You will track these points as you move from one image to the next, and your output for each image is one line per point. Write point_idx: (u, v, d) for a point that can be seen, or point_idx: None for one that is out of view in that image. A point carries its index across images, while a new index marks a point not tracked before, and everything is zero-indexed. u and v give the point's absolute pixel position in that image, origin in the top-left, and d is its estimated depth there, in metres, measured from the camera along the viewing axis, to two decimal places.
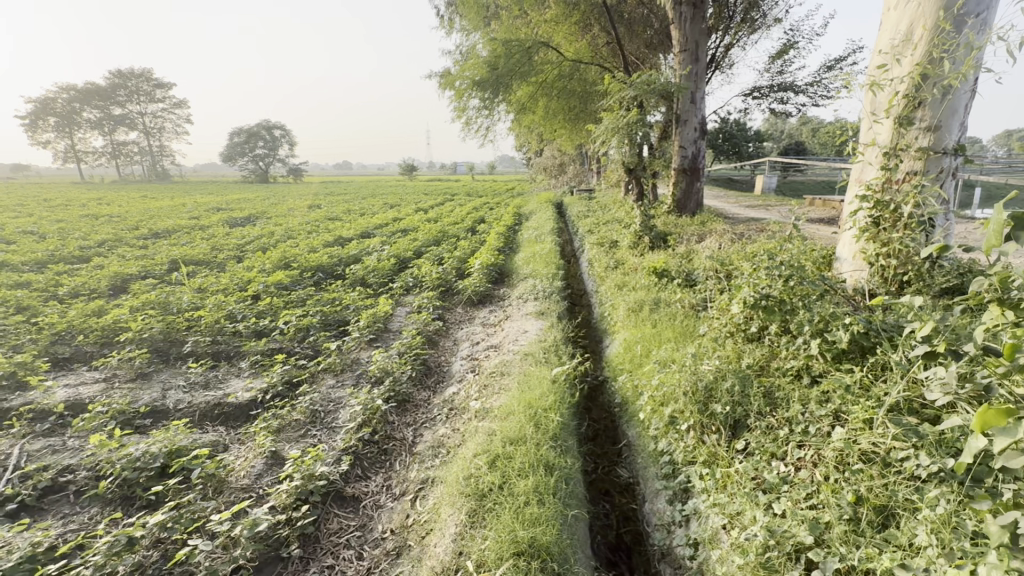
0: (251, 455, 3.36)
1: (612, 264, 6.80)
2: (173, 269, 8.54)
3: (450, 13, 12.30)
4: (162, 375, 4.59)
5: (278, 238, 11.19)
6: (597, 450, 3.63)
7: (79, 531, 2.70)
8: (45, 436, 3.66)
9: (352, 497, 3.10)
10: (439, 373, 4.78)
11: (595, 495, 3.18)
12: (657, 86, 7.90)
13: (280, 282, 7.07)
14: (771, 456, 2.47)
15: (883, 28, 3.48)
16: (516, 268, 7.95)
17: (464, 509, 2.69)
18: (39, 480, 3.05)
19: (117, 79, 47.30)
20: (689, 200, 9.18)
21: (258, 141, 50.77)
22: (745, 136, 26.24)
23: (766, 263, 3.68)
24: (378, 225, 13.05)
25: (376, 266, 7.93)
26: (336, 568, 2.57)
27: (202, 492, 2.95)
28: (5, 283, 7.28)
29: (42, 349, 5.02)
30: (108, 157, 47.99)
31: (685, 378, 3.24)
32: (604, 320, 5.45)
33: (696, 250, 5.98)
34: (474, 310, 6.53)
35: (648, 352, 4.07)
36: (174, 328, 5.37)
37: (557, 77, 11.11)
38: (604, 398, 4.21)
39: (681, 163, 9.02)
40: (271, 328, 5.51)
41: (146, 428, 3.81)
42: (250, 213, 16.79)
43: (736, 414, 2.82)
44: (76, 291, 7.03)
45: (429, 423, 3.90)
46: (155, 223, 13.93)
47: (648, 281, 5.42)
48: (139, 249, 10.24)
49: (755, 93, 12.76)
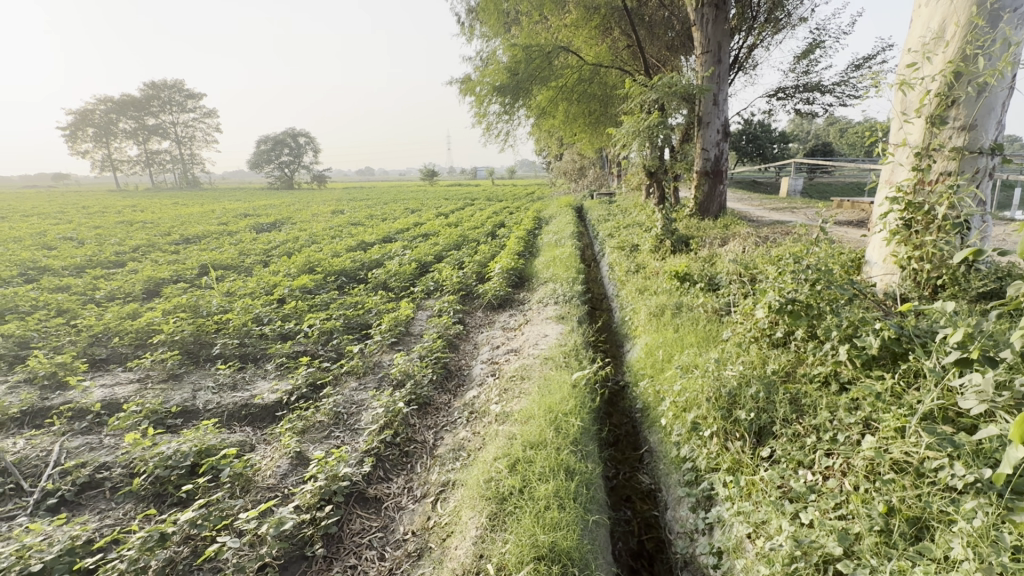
0: (278, 455, 3.43)
1: (633, 268, 6.74)
2: (203, 273, 8.82)
3: (471, 20, 12.41)
4: (192, 376, 4.73)
5: (303, 243, 11.45)
6: (617, 455, 3.59)
7: (115, 526, 2.80)
8: (83, 433, 3.81)
9: (375, 497, 3.14)
10: (459, 376, 4.81)
11: (616, 500, 3.15)
12: (679, 88, 7.81)
13: (305, 286, 7.23)
14: (798, 464, 2.41)
15: (913, 25, 3.39)
16: (536, 272, 7.95)
17: (485, 512, 2.69)
18: (78, 476, 3.19)
19: (151, 90, 49.08)
20: (711, 203, 9.06)
21: (284, 149, 52.15)
22: (770, 137, 25.76)
23: (792, 266, 3.60)
24: (400, 230, 13.24)
25: (398, 270, 8.03)
26: (359, 568, 2.60)
27: (231, 491, 3.01)
28: (48, 286, 7.64)
29: (81, 350, 5.24)
30: (143, 165, 50.12)
31: (708, 384, 3.19)
32: (625, 324, 5.40)
33: (719, 254, 5.89)
34: (494, 314, 6.55)
35: (670, 357, 4.02)
36: (204, 330, 5.52)
37: (577, 82, 11.09)
38: (625, 403, 4.18)
39: (703, 165, 8.91)
40: (296, 331, 5.63)
41: (178, 427, 3.93)
42: (276, 219, 17.26)
43: (761, 421, 2.76)
44: (113, 294, 7.33)
45: (450, 427, 3.92)
46: (186, 229, 14.41)
47: (670, 284, 5.36)
48: (171, 254, 10.60)
49: (781, 93, 12.49)
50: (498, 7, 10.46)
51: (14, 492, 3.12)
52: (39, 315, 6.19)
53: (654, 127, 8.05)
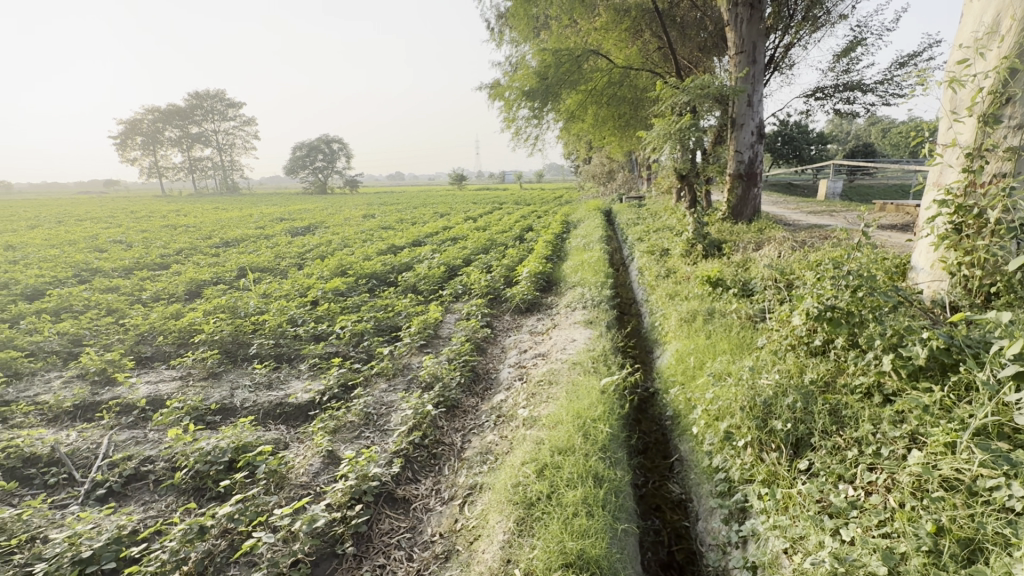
0: (310, 454, 3.52)
1: (664, 272, 6.63)
2: (241, 275, 9.14)
3: (500, 26, 12.51)
4: (230, 375, 4.91)
5: (336, 246, 11.76)
6: (646, 463, 3.53)
7: (158, 518, 2.92)
8: (130, 427, 4.01)
9: (403, 498, 3.18)
10: (487, 380, 4.83)
11: (645, 509, 3.10)
12: (711, 89, 7.65)
13: (337, 288, 7.41)
14: (838, 478, 2.32)
15: (965, 20, 3.24)
16: (564, 276, 7.91)
17: (512, 517, 2.69)
18: (124, 468, 3.35)
19: (195, 99, 51.13)
20: (745, 206, 8.84)
21: (318, 155, 53.63)
22: (807, 138, 24.97)
23: (833, 272, 3.49)
24: (429, 234, 13.40)
25: (427, 274, 8.12)
26: (388, 568, 2.63)
27: (266, 487, 3.10)
28: (100, 287, 8.07)
29: (128, 348, 5.51)
30: (186, 172, 52.39)
31: (741, 392, 3.10)
32: (655, 330, 5.32)
33: (753, 259, 5.73)
34: (522, 318, 6.55)
35: (702, 364, 3.93)
36: (242, 331, 5.72)
37: (607, 85, 11.02)
38: (655, 410, 4.11)
39: (737, 168, 8.70)
40: (329, 332, 5.77)
41: (217, 424, 4.08)
42: (311, 223, 17.73)
43: (799, 431, 2.67)
44: (158, 295, 7.68)
45: (478, 430, 3.93)
46: (226, 233, 14.98)
47: (702, 290, 5.25)
48: (212, 257, 11.02)
49: (819, 93, 12.10)
50: (528, 12, 10.48)
51: (67, 481, 3.31)
52: (91, 314, 6.55)
53: (686, 130, 7.88)
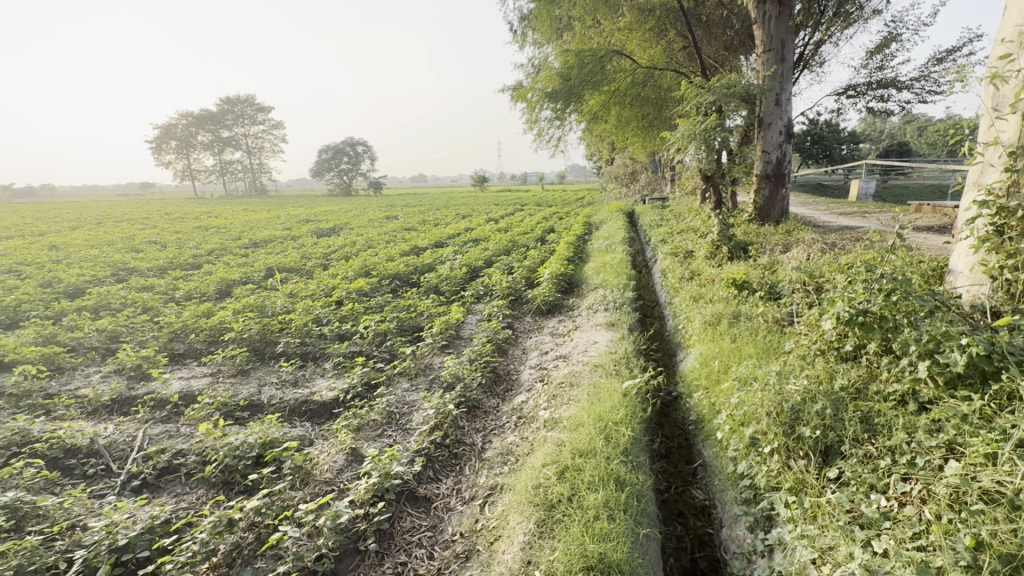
0: (334, 450, 3.59)
1: (687, 275, 6.53)
2: (269, 275, 9.38)
3: (523, 28, 12.53)
4: (258, 372, 5.04)
5: (360, 247, 11.95)
6: (669, 468, 3.48)
7: (189, 510, 3.02)
8: (163, 422, 4.16)
9: (425, 497, 3.21)
10: (508, 381, 4.84)
11: (668, 515, 3.05)
12: (738, 88, 7.50)
13: (361, 288, 7.54)
14: (870, 488, 2.25)
15: (1008, 13, 3.11)
16: (586, 278, 7.87)
17: (533, 518, 2.68)
18: (158, 461, 3.48)
19: (227, 104, 52.68)
20: (772, 208, 8.64)
21: (344, 158, 54.62)
22: (838, 137, 24.29)
23: (865, 275, 3.39)
24: (451, 235, 13.52)
25: (449, 274, 8.19)
26: (409, 565, 2.66)
27: (292, 482, 3.16)
28: (136, 286, 8.38)
29: (162, 345, 5.71)
30: (217, 175, 54.05)
31: (768, 398, 3.03)
32: (678, 333, 5.24)
33: (781, 261, 5.60)
34: (543, 320, 6.55)
35: (726, 368, 3.85)
36: (270, 329, 5.86)
37: (630, 85, 10.93)
38: (678, 414, 4.05)
39: (764, 168, 8.52)
40: (353, 332, 5.86)
41: (245, 420, 4.20)
42: (336, 224, 18.08)
43: (828, 439, 2.60)
44: (190, 294, 7.92)
45: (499, 431, 3.94)
46: (255, 234, 15.41)
47: (726, 293, 5.16)
48: (241, 257, 11.35)
49: (851, 91, 11.75)
50: (551, 13, 10.48)
51: (105, 472, 3.45)
52: (127, 312, 6.80)
53: (711, 130, 7.75)
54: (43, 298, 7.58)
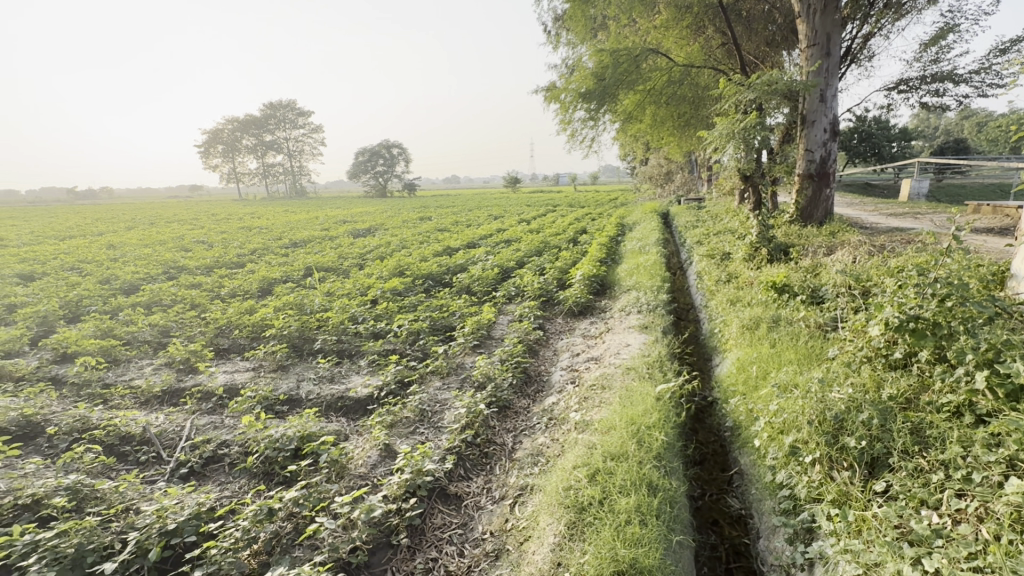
0: (368, 446, 3.67)
1: (724, 277, 6.36)
2: (307, 274, 9.68)
3: (557, 28, 12.50)
4: (297, 368, 5.21)
5: (395, 248, 12.18)
6: (703, 475, 3.39)
7: (232, 498, 3.16)
8: (209, 413, 4.36)
9: (455, 495, 3.24)
10: (539, 381, 4.84)
11: (701, 522, 2.98)
12: (780, 84, 7.25)
13: (395, 287, 7.68)
14: (920, 503, 2.14)
15: None
16: (619, 280, 7.77)
17: (563, 520, 2.67)
18: (204, 450, 3.65)
19: (270, 110, 54.72)
20: (816, 208, 8.30)
21: (380, 161, 55.75)
22: (887, 134, 23.17)
23: (916, 280, 3.23)
24: (483, 236, 13.63)
25: (481, 275, 8.25)
26: (439, 562, 2.70)
27: (327, 475, 3.25)
28: (185, 283, 8.81)
29: (208, 340, 5.98)
30: (260, 178, 56.19)
31: (810, 405, 2.91)
32: (714, 336, 5.12)
33: (824, 263, 5.38)
34: (575, 321, 6.51)
35: (765, 374, 3.73)
36: (308, 326, 6.05)
37: (666, 84, 10.73)
38: (713, 420, 3.94)
39: (807, 167, 8.22)
40: (387, 330, 5.98)
41: (284, 413, 4.35)
42: (372, 225, 18.51)
43: (875, 450, 2.49)
44: (234, 292, 8.26)
45: (529, 432, 3.95)
46: (295, 234, 15.93)
47: (766, 296, 4.99)
48: (281, 256, 11.78)
49: (902, 86, 11.18)
50: (585, 13, 10.41)
51: (156, 460, 3.65)
52: (177, 308, 7.15)
53: (750, 129, 7.51)
54: (101, 294, 8.07)
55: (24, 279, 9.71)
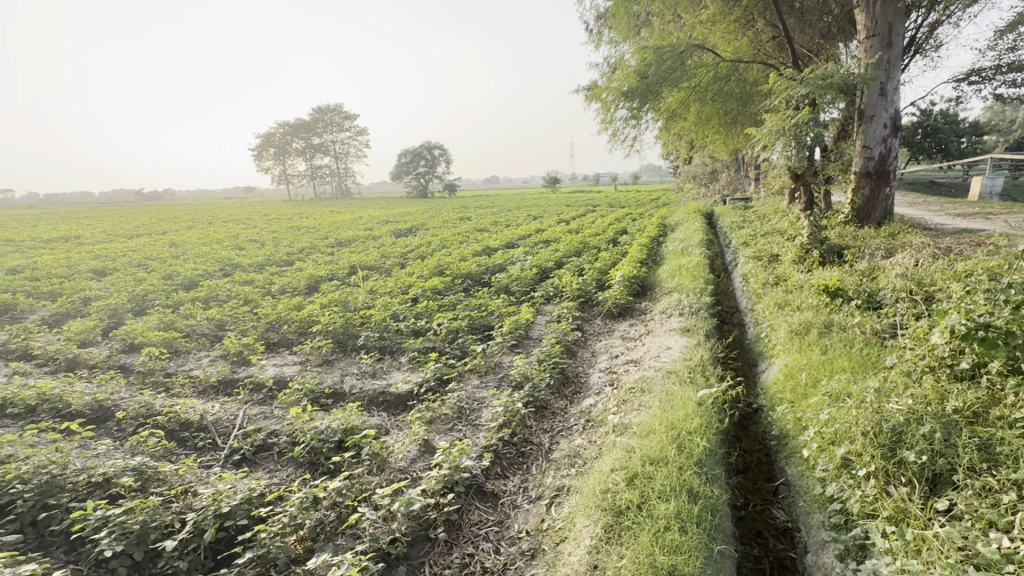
0: (408, 441, 3.75)
1: (772, 280, 6.11)
2: (352, 272, 9.99)
3: (600, 26, 12.36)
4: (341, 363, 5.39)
5: (435, 247, 12.37)
6: (747, 484, 3.27)
7: (280, 485, 3.31)
8: (260, 404, 4.58)
9: (492, 492, 3.27)
10: (577, 383, 4.80)
11: (744, 533, 2.87)
12: (836, 78, 6.90)
13: (435, 287, 7.81)
14: (988, 525, 1.99)
15: None
16: (660, 281, 7.61)
17: (600, 523, 2.65)
18: (255, 439, 3.84)
19: (318, 114, 56.83)
20: (874, 208, 7.84)
21: (422, 162, 56.68)
22: (956, 129, 21.61)
23: (987, 285, 3.01)
24: (522, 236, 13.64)
25: (520, 275, 8.27)
26: (476, 557, 2.74)
27: (369, 467, 3.36)
28: (238, 280, 9.28)
29: (260, 334, 6.29)
30: (309, 179, 58.40)
31: (865, 416, 2.76)
32: (760, 341, 4.92)
33: (882, 266, 5.08)
34: (614, 322, 6.43)
35: (815, 382, 3.56)
36: (352, 323, 6.25)
37: (713, 80, 10.41)
38: (758, 428, 3.80)
39: (864, 165, 7.78)
40: (427, 328, 6.09)
41: (329, 406, 4.52)
42: (413, 225, 18.88)
43: (938, 466, 2.34)
44: (284, 288, 8.63)
45: (566, 433, 3.93)
46: (340, 234, 16.47)
47: (817, 300, 4.76)
48: (328, 255, 12.20)
49: (973, 77, 10.39)
50: (628, 10, 10.24)
51: (211, 446, 3.86)
52: (232, 303, 7.55)
53: (803, 125, 7.18)
54: (165, 289, 8.62)
55: (97, 274, 10.50)
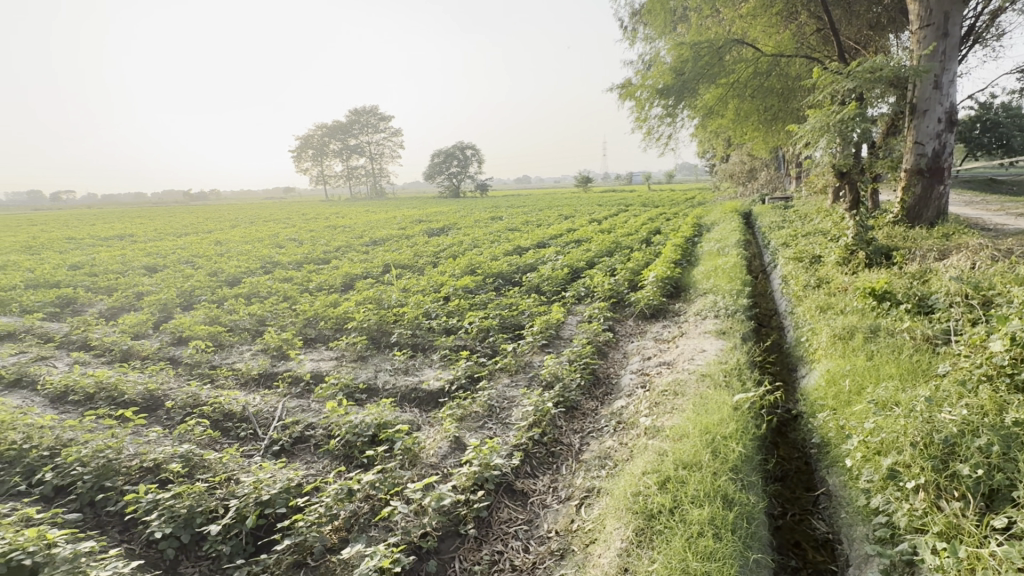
0: (439, 437, 3.81)
1: (814, 282, 5.89)
2: (385, 271, 10.19)
3: (635, 23, 12.19)
4: (375, 359, 5.51)
5: (466, 247, 12.46)
6: (785, 492, 3.17)
7: (317, 476, 3.41)
8: (298, 397, 4.74)
9: (522, 491, 3.28)
10: (608, 384, 4.76)
11: (781, 543, 2.78)
12: (885, 71, 6.57)
13: (466, 286, 7.87)
14: None
15: None
16: (694, 282, 7.45)
17: (631, 526, 2.62)
18: (293, 431, 3.98)
19: (354, 116, 58.19)
20: (926, 208, 7.43)
21: (454, 162, 57.18)
22: (1019, 123, 20.19)
23: None
24: (554, 236, 13.58)
25: (551, 274, 8.24)
26: (505, 555, 2.75)
27: (402, 462, 3.42)
28: (278, 277, 9.60)
29: (298, 330, 6.50)
30: (345, 180, 59.86)
31: (913, 426, 2.63)
32: (801, 345, 4.75)
33: (935, 269, 4.82)
34: (646, 324, 6.34)
35: (860, 389, 3.40)
36: (386, 320, 6.38)
37: (752, 76, 10.10)
38: (797, 435, 3.66)
39: (916, 162, 7.38)
40: (458, 327, 6.16)
41: (363, 401, 4.63)
42: (446, 224, 19.05)
43: (995, 481, 2.20)
44: (321, 286, 8.88)
45: (597, 434, 3.90)
46: (375, 233, 16.85)
47: (862, 304, 4.56)
48: (362, 253, 12.47)
49: None
50: (665, 6, 10.05)
51: (253, 436, 4.02)
52: (272, 300, 7.82)
53: (849, 121, 6.87)
54: (210, 285, 9.01)
55: (149, 270, 11.08)
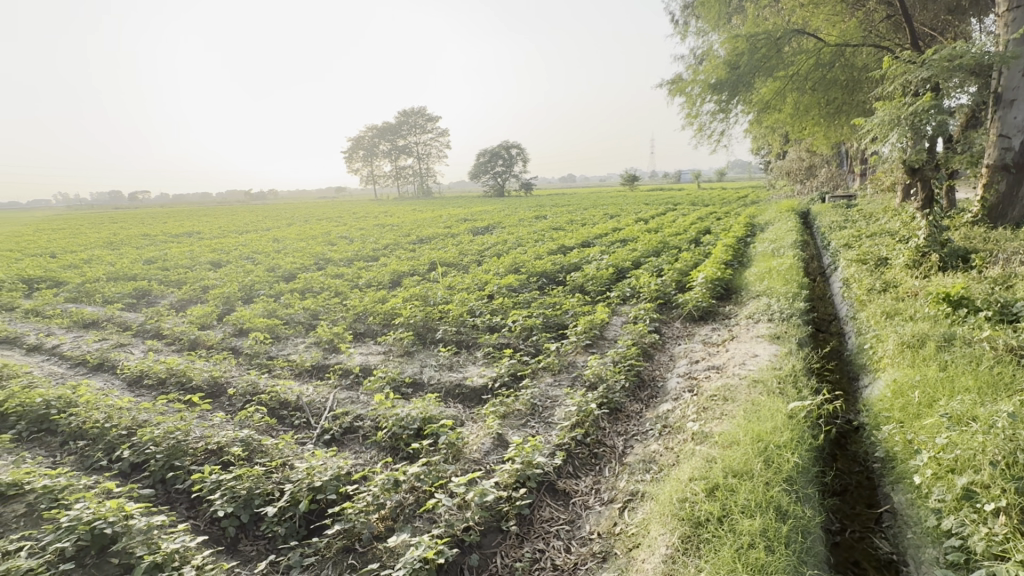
0: (482, 433, 3.85)
1: (879, 285, 5.52)
2: (431, 268, 10.39)
3: (687, 16, 11.85)
4: (420, 355, 5.65)
5: (510, 246, 12.52)
6: (844, 508, 2.99)
7: (365, 466, 3.53)
8: (347, 389, 4.92)
9: (564, 491, 3.26)
10: (653, 387, 4.66)
11: (839, 561, 2.63)
12: (966, 59, 6.06)
13: (510, 284, 7.91)
14: None
15: None
16: (746, 283, 7.16)
17: (677, 533, 2.55)
18: (343, 421, 4.14)
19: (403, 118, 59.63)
20: (1011, 207, 6.81)
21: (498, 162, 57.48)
22: None
23: None
24: (599, 236, 13.40)
25: (595, 274, 8.14)
26: (546, 554, 2.75)
27: (446, 456, 3.49)
28: (330, 274, 9.99)
29: (349, 324, 6.75)
30: (393, 180, 61.49)
31: (994, 444, 2.42)
32: (864, 352, 4.47)
33: (1021, 273, 4.41)
34: (694, 326, 6.15)
35: (931, 402, 3.16)
36: (431, 317, 6.52)
37: (814, 67, 9.55)
38: (858, 448, 3.45)
39: (1001, 157, 6.77)
40: (502, 325, 6.20)
41: (409, 395, 4.75)
42: (490, 223, 19.19)
43: None
44: (370, 282, 9.17)
45: (641, 437, 3.82)
46: (421, 231, 17.22)
47: (934, 310, 4.23)
48: (409, 252, 12.78)
49: None
50: None
51: (306, 425, 4.22)
52: (325, 295, 8.16)
53: (922, 113, 6.37)
54: (268, 280, 9.51)
55: (214, 265, 11.83)
